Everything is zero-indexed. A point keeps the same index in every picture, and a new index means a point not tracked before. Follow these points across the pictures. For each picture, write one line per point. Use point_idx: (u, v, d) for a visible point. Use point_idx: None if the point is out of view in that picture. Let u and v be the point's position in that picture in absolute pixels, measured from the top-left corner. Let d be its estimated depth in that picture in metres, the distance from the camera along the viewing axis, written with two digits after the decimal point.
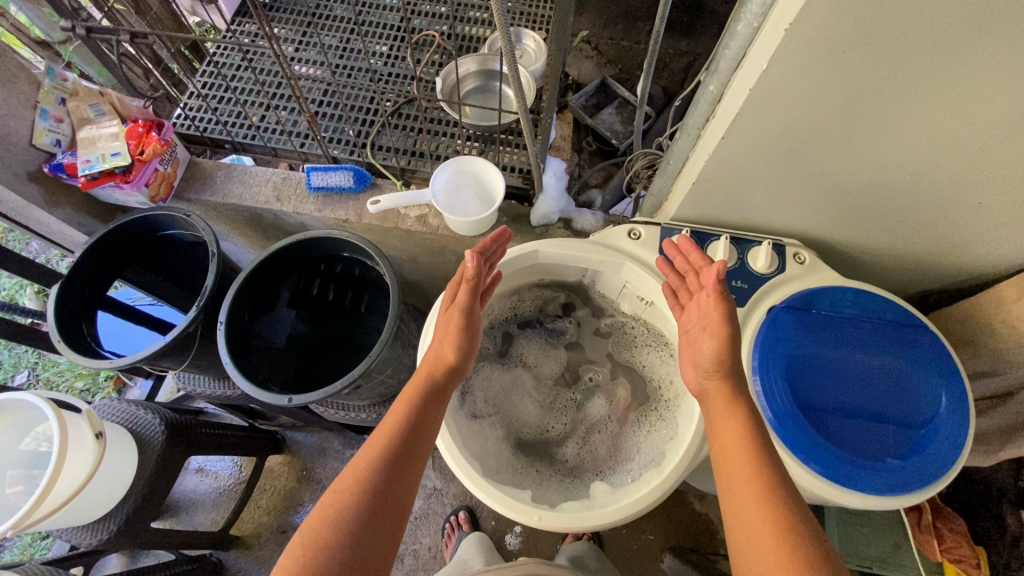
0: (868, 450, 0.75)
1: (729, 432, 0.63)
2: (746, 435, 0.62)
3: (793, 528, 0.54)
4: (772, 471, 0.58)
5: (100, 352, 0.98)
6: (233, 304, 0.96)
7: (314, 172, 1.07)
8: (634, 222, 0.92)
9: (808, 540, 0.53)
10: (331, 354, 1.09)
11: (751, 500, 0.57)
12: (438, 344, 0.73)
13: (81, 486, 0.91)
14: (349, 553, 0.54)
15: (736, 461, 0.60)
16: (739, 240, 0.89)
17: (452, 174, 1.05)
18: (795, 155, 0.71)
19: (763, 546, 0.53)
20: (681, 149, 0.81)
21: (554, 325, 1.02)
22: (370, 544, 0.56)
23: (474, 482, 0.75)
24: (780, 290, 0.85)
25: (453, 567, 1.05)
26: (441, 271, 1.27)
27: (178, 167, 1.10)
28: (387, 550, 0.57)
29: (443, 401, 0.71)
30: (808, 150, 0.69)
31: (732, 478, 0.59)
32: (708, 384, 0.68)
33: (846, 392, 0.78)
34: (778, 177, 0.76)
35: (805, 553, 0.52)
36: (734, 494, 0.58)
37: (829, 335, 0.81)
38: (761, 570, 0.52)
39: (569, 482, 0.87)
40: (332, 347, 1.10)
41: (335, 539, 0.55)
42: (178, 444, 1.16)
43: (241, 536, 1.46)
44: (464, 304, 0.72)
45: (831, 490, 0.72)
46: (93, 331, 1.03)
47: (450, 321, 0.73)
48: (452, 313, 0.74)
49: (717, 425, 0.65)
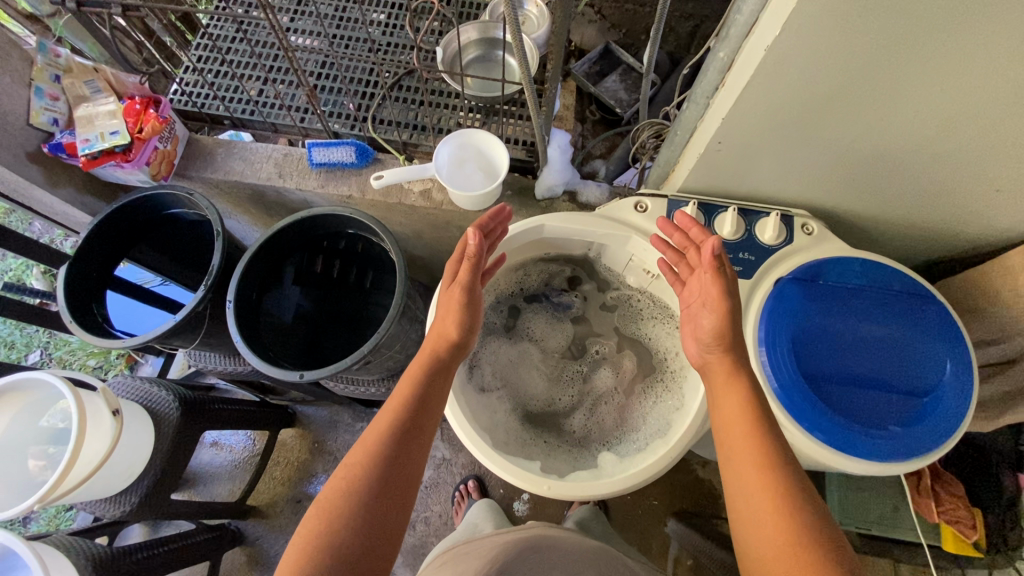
0: (872, 418, 0.76)
1: (729, 403, 0.64)
2: (747, 404, 0.63)
3: (793, 492, 0.55)
4: (772, 442, 0.59)
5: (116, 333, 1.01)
6: (241, 283, 0.97)
7: (315, 147, 1.07)
8: (641, 194, 0.89)
9: (808, 504, 0.54)
10: (339, 329, 1.11)
11: (751, 468, 0.58)
12: (438, 319, 0.74)
13: (101, 462, 0.97)
14: (364, 522, 0.57)
15: (736, 432, 0.61)
16: (747, 211, 0.87)
17: (455, 148, 1.04)
18: (806, 124, 0.69)
19: (764, 510, 0.55)
20: (689, 118, 0.79)
21: (560, 299, 1.03)
22: (384, 511, 0.58)
23: (486, 454, 0.76)
24: (789, 260, 0.83)
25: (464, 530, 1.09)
26: (445, 247, 1.26)
27: (177, 145, 1.09)
28: (401, 518, 0.59)
29: (448, 377, 0.72)
30: (819, 119, 0.68)
31: (732, 451, 0.61)
32: (711, 357, 0.68)
33: (852, 361, 0.78)
34: (788, 147, 0.75)
35: (806, 520, 0.53)
36: (735, 465, 0.60)
37: (836, 305, 0.80)
38: (761, 533, 0.54)
39: (577, 453, 0.88)
40: (340, 322, 1.11)
41: (349, 509, 0.57)
42: (193, 420, 1.21)
43: (257, 506, 1.51)
44: (466, 281, 0.73)
45: (833, 456, 0.73)
46: (105, 311, 1.04)
47: (448, 299, 0.74)
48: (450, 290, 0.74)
49: (719, 398, 0.66)
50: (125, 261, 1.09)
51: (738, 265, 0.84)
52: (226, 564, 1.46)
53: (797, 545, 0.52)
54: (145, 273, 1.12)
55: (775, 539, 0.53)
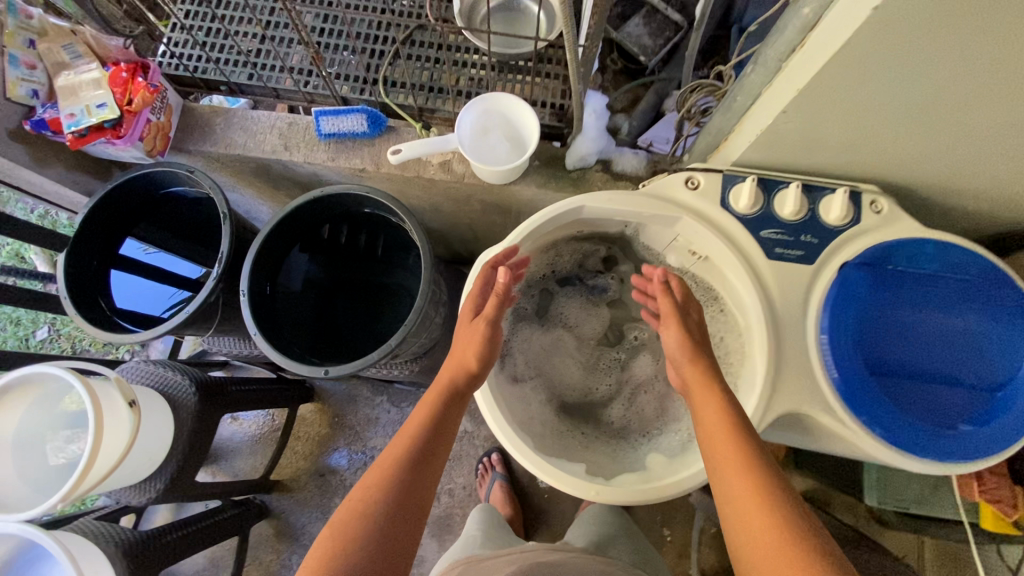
0: (940, 415, 0.71)
1: (706, 414, 0.63)
2: (726, 413, 0.62)
3: (773, 494, 0.54)
4: (757, 452, 0.58)
5: (156, 317, 1.00)
6: (253, 270, 0.89)
7: (323, 116, 0.97)
8: (692, 168, 0.80)
9: (788, 506, 0.53)
10: (350, 295, 1.07)
11: (731, 474, 0.57)
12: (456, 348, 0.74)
13: (124, 451, 0.95)
14: (374, 542, 0.57)
15: (718, 446, 0.59)
16: (810, 187, 0.77)
17: (478, 114, 0.94)
18: (898, 96, 0.60)
19: (749, 516, 0.53)
20: (753, 84, 0.70)
21: (592, 276, 0.98)
22: (395, 534, 0.58)
23: (528, 458, 0.71)
24: (855, 242, 0.75)
25: (460, 547, 0.94)
26: (465, 219, 1.18)
27: (171, 115, 0.99)
28: (411, 541, 0.59)
29: (463, 407, 0.72)
30: (916, 91, 0.58)
31: (720, 467, 0.59)
32: (685, 372, 0.68)
33: (921, 355, 0.73)
34: (869, 121, 0.65)
35: (784, 519, 0.52)
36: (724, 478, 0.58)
37: (906, 294, 0.74)
38: (745, 539, 0.53)
39: (616, 444, 0.85)
40: (349, 288, 1.07)
41: (360, 530, 0.57)
42: (212, 404, 1.18)
43: (281, 480, 1.51)
44: (492, 314, 0.72)
45: (899, 456, 0.70)
46: (114, 304, 0.98)
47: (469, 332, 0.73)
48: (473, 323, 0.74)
49: (698, 414, 0.65)
50: (126, 242, 1.01)
51: (800, 249, 0.76)
52: (254, 536, 1.48)
53: (784, 550, 0.50)
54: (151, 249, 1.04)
55: (759, 548, 0.51)
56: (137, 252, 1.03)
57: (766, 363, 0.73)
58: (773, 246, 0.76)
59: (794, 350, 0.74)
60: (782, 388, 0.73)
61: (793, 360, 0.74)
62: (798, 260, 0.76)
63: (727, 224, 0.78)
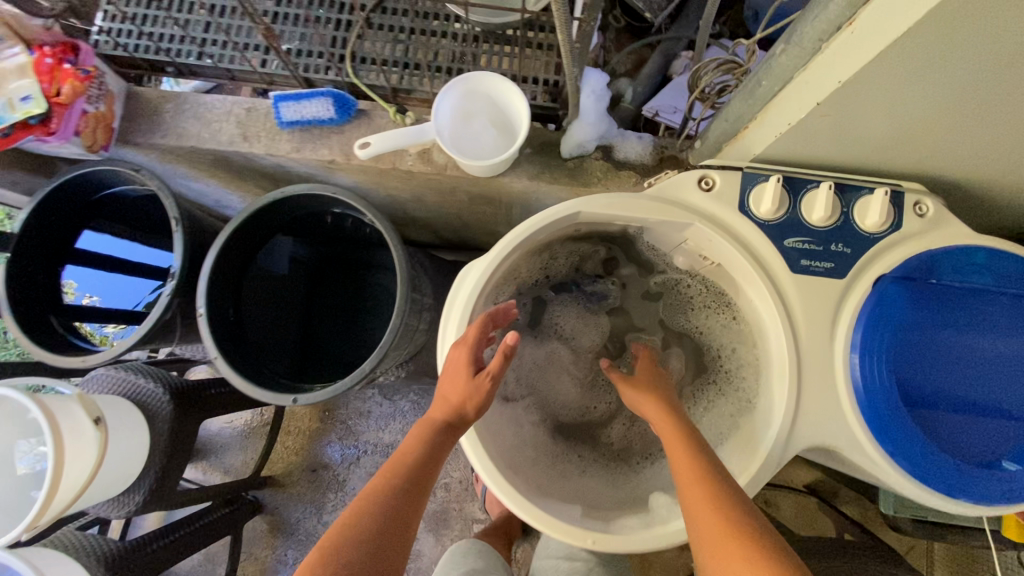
0: (981, 451, 0.63)
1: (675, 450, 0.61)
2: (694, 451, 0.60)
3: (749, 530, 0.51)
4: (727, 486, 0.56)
5: (134, 311, 0.95)
6: (210, 283, 0.80)
7: (283, 102, 0.85)
8: (706, 165, 0.69)
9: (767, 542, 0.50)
10: (339, 270, 1.04)
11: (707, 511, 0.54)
12: (456, 399, 0.64)
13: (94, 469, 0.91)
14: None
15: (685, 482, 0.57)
16: (843, 187, 0.67)
17: (459, 97, 0.81)
18: (964, 87, 0.48)
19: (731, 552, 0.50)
20: (782, 67, 0.57)
21: (595, 272, 0.89)
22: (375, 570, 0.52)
23: (523, 507, 0.63)
24: (893, 252, 0.65)
25: None
26: (452, 209, 1.07)
27: (114, 103, 0.87)
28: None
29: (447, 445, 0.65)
30: (989, 82, 0.47)
31: (692, 500, 0.56)
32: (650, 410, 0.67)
33: (964, 383, 0.63)
34: (922, 115, 0.54)
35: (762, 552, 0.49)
36: (693, 511, 0.55)
37: (950, 313, 0.64)
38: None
39: (616, 470, 0.78)
40: (338, 262, 1.04)
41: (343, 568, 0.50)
42: (189, 413, 1.11)
43: (273, 476, 1.47)
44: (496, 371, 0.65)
45: (933, 498, 0.62)
46: (71, 323, 0.91)
47: (474, 389, 0.65)
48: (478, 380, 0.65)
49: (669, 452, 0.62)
50: (80, 236, 0.93)
51: (829, 261, 0.66)
52: (248, 532, 1.45)
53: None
54: (112, 242, 0.96)
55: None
56: (98, 244, 0.95)
57: (788, 392, 0.65)
58: (797, 257, 0.66)
59: (819, 377, 0.65)
60: (804, 419, 0.65)
61: (817, 390, 0.65)
62: (826, 273, 0.66)
63: (745, 232, 0.67)
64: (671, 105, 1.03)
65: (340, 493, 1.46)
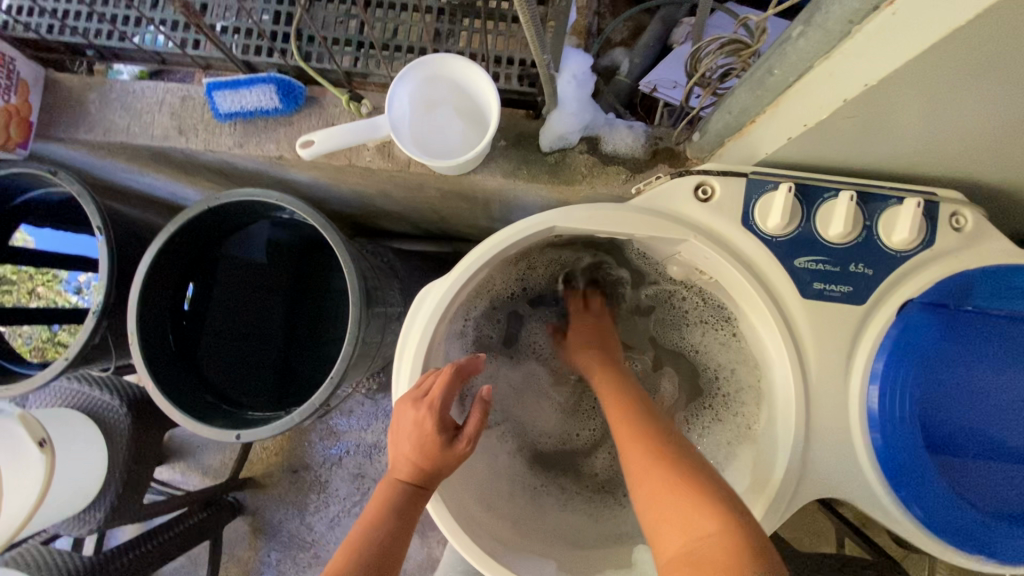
0: (1012, 502, 0.55)
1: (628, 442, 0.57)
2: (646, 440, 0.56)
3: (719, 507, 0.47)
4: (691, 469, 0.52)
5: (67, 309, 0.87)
6: (141, 301, 0.72)
7: (218, 90, 0.74)
8: (704, 169, 0.59)
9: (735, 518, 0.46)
10: (324, 258, 0.93)
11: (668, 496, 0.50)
12: (428, 468, 0.57)
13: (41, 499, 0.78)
14: None
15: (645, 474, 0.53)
16: (867, 194, 0.56)
17: (420, 85, 0.69)
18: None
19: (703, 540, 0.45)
20: (799, 54, 0.46)
21: (577, 284, 0.82)
22: None
23: (487, 564, 0.56)
24: (923, 273, 0.56)
25: None
26: (426, 205, 0.96)
27: (29, 92, 0.76)
28: None
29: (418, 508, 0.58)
30: None
31: (657, 508, 0.50)
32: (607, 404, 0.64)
33: (998, 424, 0.55)
34: (970, 109, 0.43)
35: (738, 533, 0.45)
36: (657, 512, 0.50)
37: (985, 345, 0.54)
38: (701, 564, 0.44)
39: (601, 506, 0.71)
40: (324, 249, 0.93)
41: None
42: (152, 423, 0.99)
43: (253, 477, 1.35)
44: (471, 435, 0.59)
45: (954, 555, 0.54)
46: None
47: (451, 457, 0.58)
48: (453, 446, 0.58)
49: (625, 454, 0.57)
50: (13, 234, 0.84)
51: (847, 284, 0.56)
52: (229, 533, 1.34)
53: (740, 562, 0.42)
54: (48, 240, 0.86)
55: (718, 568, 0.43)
56: (33, 242, 0.86)
57: (796, 433, 0.56)
58: (809, 279, 0.57)
59: (831, 416, 0.56)
60: (813, 464, 0.56)
61: (829, 431, 0.56)
62: (842, 299, 0.57)
63: (748, 249, 0.58)
64: (673, 79, 0.84)
65: (323, 495, 1.35)
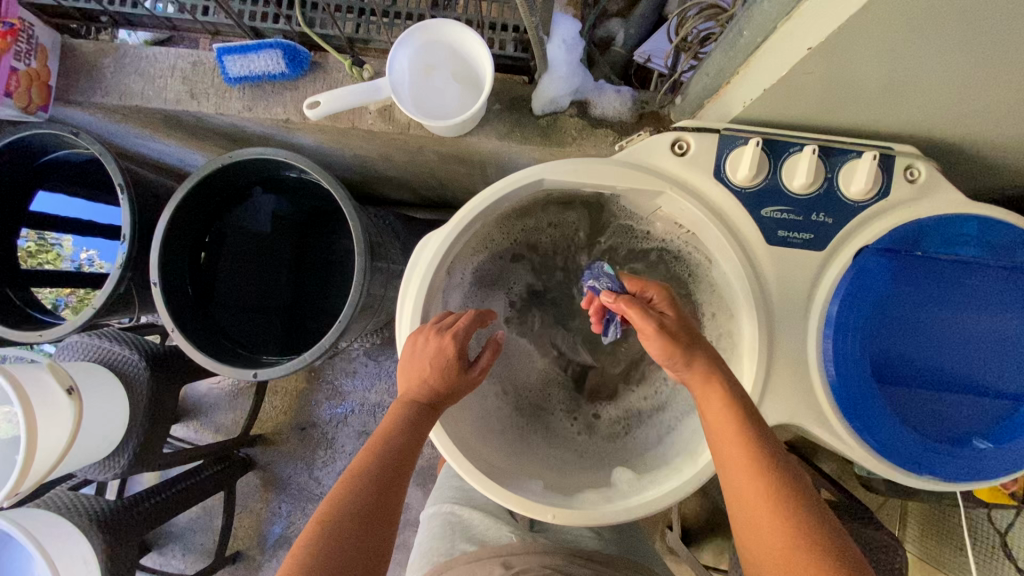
0: (951, 427, 0.61)
1: (722, 432, 0.53)
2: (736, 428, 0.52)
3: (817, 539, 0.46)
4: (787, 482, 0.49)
5: (84, 274, 0.92)
6: (162, 255, 0.77)
7: (228, 55, 0.77)
8: (681, 127, 0.64)
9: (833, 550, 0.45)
10: (324, 228, 0.99)
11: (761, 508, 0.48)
12: (444, 389, 0.61)
13: (70, 441, 0.85)
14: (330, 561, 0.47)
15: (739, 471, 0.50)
16: (828, 149, 0.62)
17: (417, 49, 0.74)
18: (952, 33, 0.43)
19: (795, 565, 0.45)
20: (764, 15, 0.51)
21: (548, 241, 0.86)
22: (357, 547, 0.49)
23: (484, 484, 0.62)
24: (878, 222, 0.61)
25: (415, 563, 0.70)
26: (425, 169, 1.00)
27: (48, 58, 0.80)
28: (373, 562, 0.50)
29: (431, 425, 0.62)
30: (979, 25, 0.42)
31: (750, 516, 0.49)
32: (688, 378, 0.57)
33: (942, 358, 0.61)
34: (907, 66, 0.49)
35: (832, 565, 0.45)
36: (746, 512, 0.49)
37: (932, 286, 0.60)
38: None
39: (586, 444, 0.77)
40: (324, 220, 0.99)
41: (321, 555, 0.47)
42: (169, 377, 1.05)
43: (263, 433, 1.43)
44: (485, 364, 0.65)
45: (897, 473, 0.61)
46: (27, 294, 0.89)
47: (466, 383, 0.63)
48: (468, 373, 0.63)
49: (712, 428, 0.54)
50: (36, 195, 0.89)
51: (809, 232, 0.62)
52: (242, 487, 1.42)
53: None
54: (71, 203, 0.92)
55: None
56: (55, 204, 0.91)
57: (758, 367, 0.62)
58: (774, 228, 0.62)
59: (792, 354, 0.62)
60: (775, 396, 0.63)
61: (789, 366, 0.62)
62: (805, 245, 0.62)
63: (720, 200, 0.63)
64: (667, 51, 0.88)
65: (330, 451, 1.42)
